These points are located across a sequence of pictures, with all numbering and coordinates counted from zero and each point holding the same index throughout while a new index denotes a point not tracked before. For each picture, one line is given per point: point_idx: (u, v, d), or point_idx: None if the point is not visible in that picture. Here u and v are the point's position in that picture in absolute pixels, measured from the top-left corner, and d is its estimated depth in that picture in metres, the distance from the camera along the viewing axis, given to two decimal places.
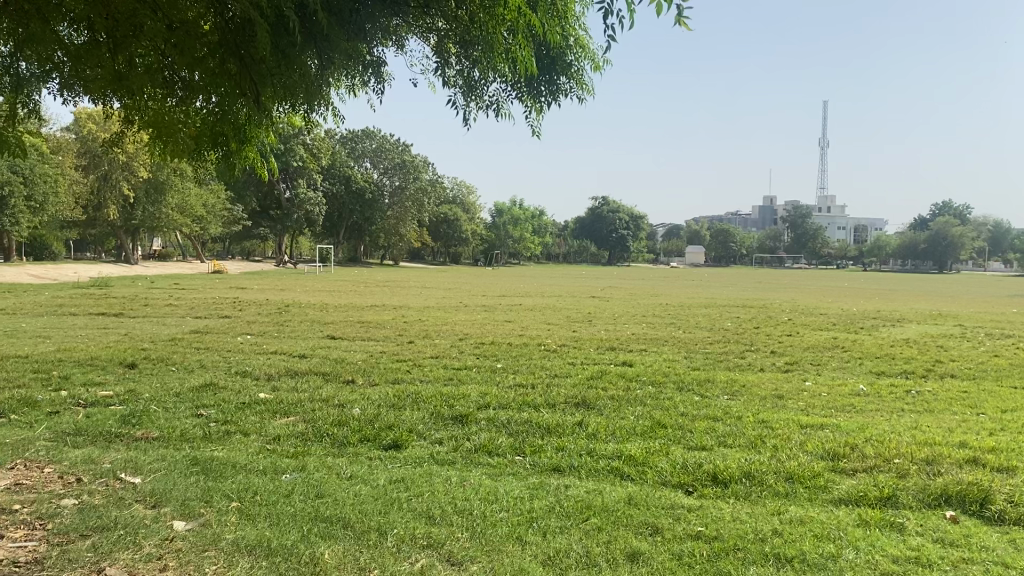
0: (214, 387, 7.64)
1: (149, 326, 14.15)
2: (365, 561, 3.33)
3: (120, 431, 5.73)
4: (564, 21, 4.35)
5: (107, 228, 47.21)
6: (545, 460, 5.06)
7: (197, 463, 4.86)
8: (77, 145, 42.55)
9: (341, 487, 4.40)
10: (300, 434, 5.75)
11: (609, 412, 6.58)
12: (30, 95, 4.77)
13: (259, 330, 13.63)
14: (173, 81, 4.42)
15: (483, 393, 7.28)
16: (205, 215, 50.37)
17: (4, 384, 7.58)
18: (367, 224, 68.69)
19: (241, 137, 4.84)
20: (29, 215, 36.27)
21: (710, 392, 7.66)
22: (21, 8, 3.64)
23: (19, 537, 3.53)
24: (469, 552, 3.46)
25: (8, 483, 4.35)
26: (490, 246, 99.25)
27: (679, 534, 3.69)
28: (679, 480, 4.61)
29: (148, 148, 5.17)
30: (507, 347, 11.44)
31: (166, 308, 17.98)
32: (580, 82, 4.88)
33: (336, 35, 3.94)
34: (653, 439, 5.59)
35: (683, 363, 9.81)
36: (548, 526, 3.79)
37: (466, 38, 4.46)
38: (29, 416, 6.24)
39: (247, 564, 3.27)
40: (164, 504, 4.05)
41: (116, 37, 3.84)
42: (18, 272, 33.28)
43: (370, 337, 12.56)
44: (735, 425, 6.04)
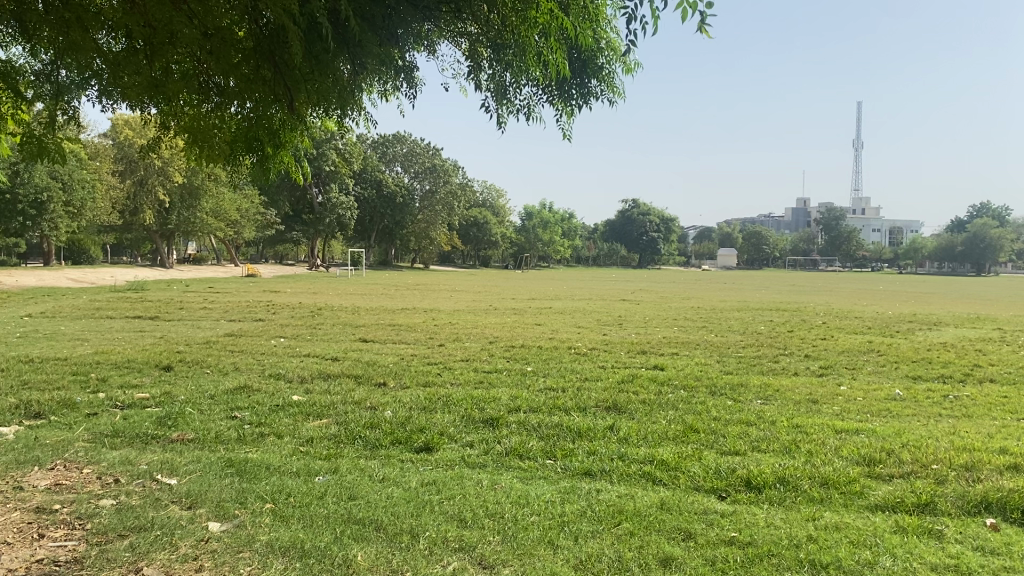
0: (248, 389, 7.73)
1: (183, 329, 14.34)
2: (398, 563, 3.35)
3: (157, 432, 5.84)
4: (595, 23, 4.31)
5: (143, 231, 47.84)
6: (576, 465, 5.05)
7: (233, 464, 4.93)
8: (114, 151, 43.18)
9: (374, 489, 4.43)
10: (333, 436, 5.81)
11: (640, 416, 6.56)
12: (69, 103, 4.84)
13: (292, 333, 13.77)
14: (209, 87, 4.47)
15: (514, 397, 7.28)
16: (239, 219, 50.97)
17: (44, 386, 7.74)
18: (398, 227, 69.11)
19: (276, 142, 4.88)
20: (68, 221, 36.94)
21: (743, 396, 7.59)
22: (64, 17, 3.70)
23: (60, 537, 3.59)
24: (501, 555, 3.47)
25: (49, 484, 4.44)
26: (520, 250, 99.22)
27: (712, 540, 3.67)
28: (713, 485, 4.58)
29: (184, 154, 5.22)
30: (538, 350, 11.42)
31: (201, 312, 18.22)
32: (611, 85, 4.85)
33: (369, 41, 3.96)
34: (686, 443, 5.57)
35: (716, 367, 9.77)
36: (579, 531, 3.78)
37: (498, 43, 4.44)
38: (69, 418, 6.37)
39: (281, 565, 3.30)
40: (199, 505, 4.10)
41: (154, 44, 3.90)
42: (56, 276, 33.84)
43: (401, 340, 12.61)
44: (769, 430, 5.99)
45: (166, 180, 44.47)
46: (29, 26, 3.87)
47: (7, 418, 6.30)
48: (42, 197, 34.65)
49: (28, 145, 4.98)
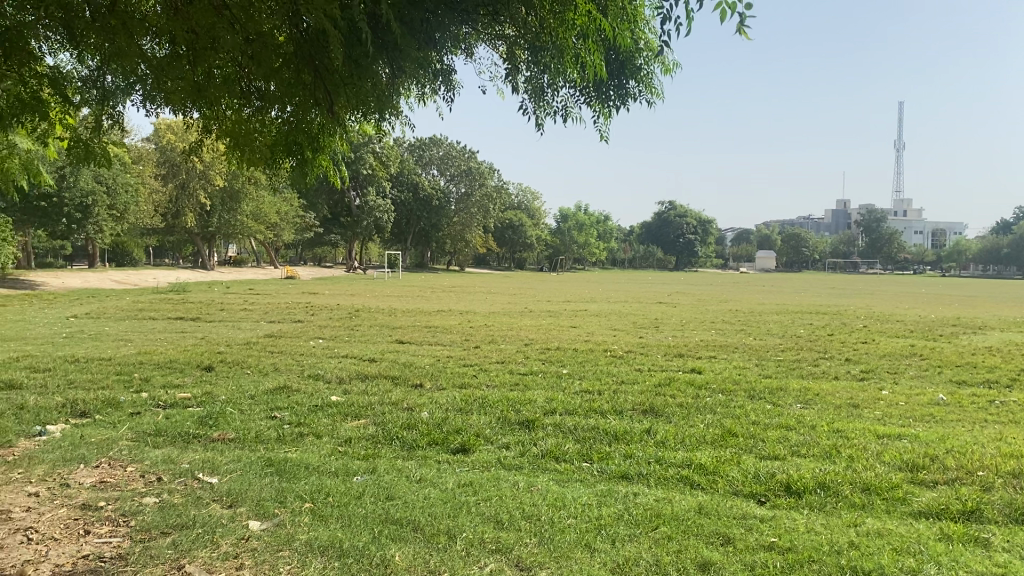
0: (287, 389, 7.82)
1: (225, 330, 14.59)
2: (435, 564, 3.36)
3: (198, 432, 5.92)
4: (633, 23, 4.28)
5: (185, 234, 48.61)
6: (612, 468, 5.03)
7: (273, 464, 4.98)
8: (157, 155, 43.93)
9: (411, 489, 4.44)
10: (370, 436, 5.86)
11: (678, 419, 6.51)
12: (115, 109, 4.92)
13: (331, 334, 13.89)
14: (251, 91, 4.53)
15: (550, 398, 7.29)
16: (278, 222, 51.60)
17: (89, 385, 7.91)
18: (434, 229, 69.48)
19: (315, 145, 4.92)
20: (113, 223, 37.55)
21: (783, 401, 7.49)
22: (111, 24, 3.76)
23: (105, 533, 3.66)
24: (537, 557, 3.46)
25: (94, 481, 4.53)
26: (555, 252, 99.13)
27: (752, 545, 3.63)
28: (752, 489, 4.53)
29: (226, 158, 5.27)
30: (573, 352, 11.41)
31: (241, 313, 18.48)
32: (649, 86, 4.80)
33: (407, 45, 3.98)
34: (724, 448, 5.51)
35: (755, 371, 9.67)
36: (616, 534, 3.77)
37: (536, 46, 4.41)
38: (113, 417, 6.49)
39: (320, 565, 3.33)
40: (240, 504, 4.15)
41: (196, 49, 3.97)
42: (102, 278, 34.49)
43: (437, 342, 12.66)
44: (809, 434, 5.92)
45: (207, 184, 45.20)
46: (78, 33, 3.94)
47: (54, 417, 6.45)
48: (88, 201, 34.76)
49: (76, 149, 5.08)
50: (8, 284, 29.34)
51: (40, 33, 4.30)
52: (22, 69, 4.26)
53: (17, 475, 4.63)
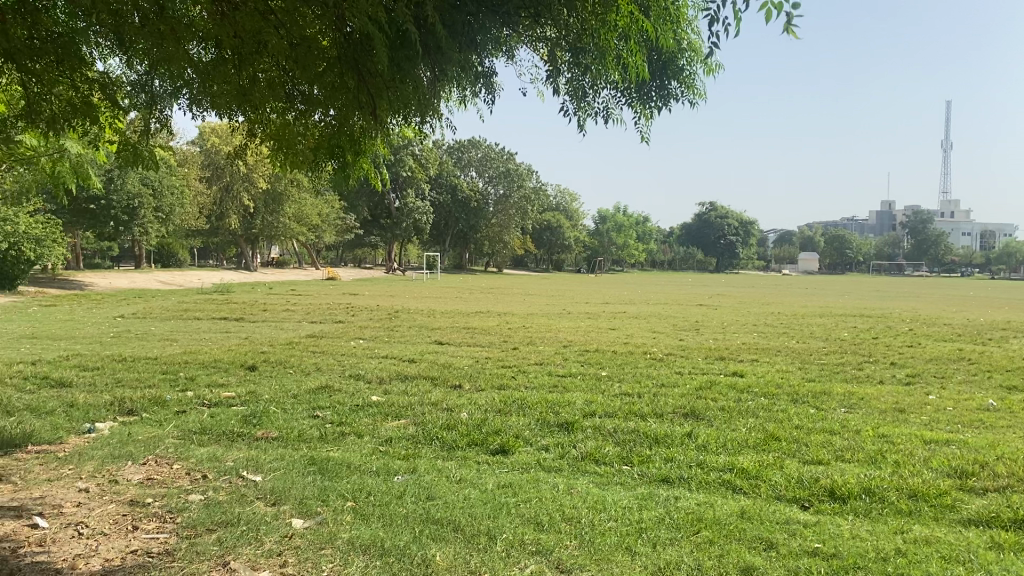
0: (329, 389, 7.91)
1: (267, 330, 14.81)
2: (476, 564, 3.36)
3: (241, 431, 5.99)
4: (677, 22, 4.23)
5: (228, 235, 49.39)
6: (653, 471, 4.99)
7: (315, 463, 5.03)
8: (201, 158, 44.77)
9: (452, 490, 4.46)
10: (410, 436, 5.90)
11: (719, 423, 6.45)
12: (160, 115, 5.00)
13: (371, 335, 14.00)
14: (294, 95, 4.59)
15: (590, 400, 7.26)
16: (319, 224, 52.16)
17: (137, 384, 8.06)
18: (472, 232, 69.78)
19: (356, 148, 4.97)
20: (158, 225, 38.24)
21: (826, 405, 7.38)
22: (160, 30, 3.82)
23: (153, 528, 3.74)
24: (578, 559, 3.45)
25: (141, 478, 4.63)
26: (593, 254, 98.98)
27: (795, 550, 3.58)
28: (795, 495, 4.47)
29: (268, 162, 5.33)
30: (612, 354, 11.39)
31: (285, 313, 18.79)
32: (692, 87, 4.74)
33: (449, 47, 3.99)
34: (767, 452, 5.44)
35: (798, 374, 9.55)
36: (657, 537, 3.74)
37: (578, 47, 4.38)
38: (159, 415, 6.63)
39: (362, 564, 3.35)
40: (283, 502, 4.20)
41: (242, 53, 4.03)
42: (149, 279, 35.23)
43: (476, 343, 12.70)
44: (853, 438, 5.83)
45: (250, 186, 45.87)
46: (127, 38, 4.01)
47: (103, 414, 6.60)
48: (134, 203, 35.41)
49: (125, 152, 5.19)
50: (57, 284, 30.04)
51: (91, 39, 4.39)
52: (74, 74, 4.35)
53: (68, 471, 4.75)
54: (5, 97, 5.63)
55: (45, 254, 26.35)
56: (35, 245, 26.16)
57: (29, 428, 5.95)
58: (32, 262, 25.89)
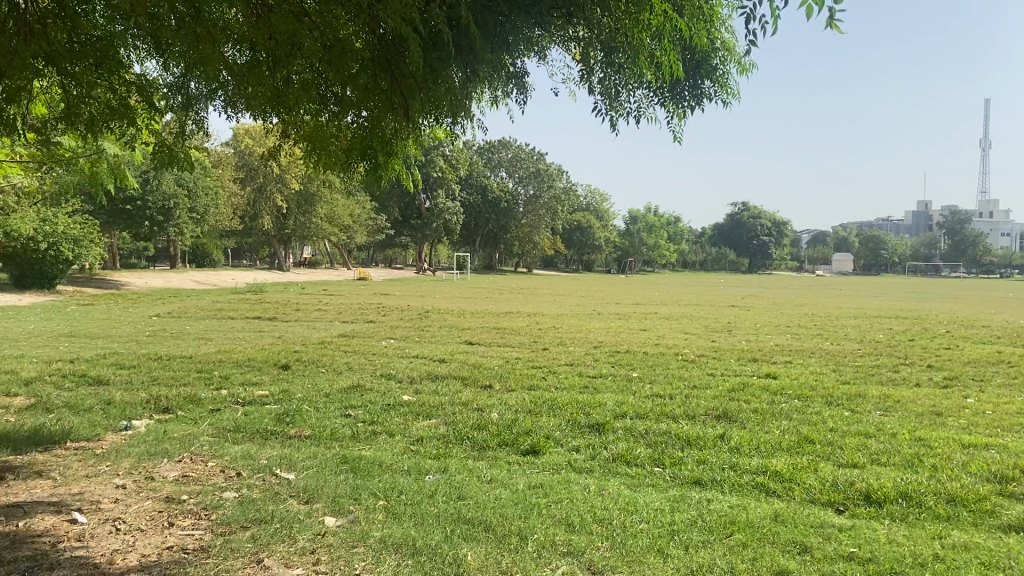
0: (361, 388, 7.95)
1: (300, 329, 14.95)
2: (507, 565, 3.36)
3: (275, 429, 6.06)
4: (710, 22, 4.20)
5: (261, 236, 49.88)
6: (685, 473, 4.96)
7: (347, 462, 5.07)
8: (235, 159, 45.29)
9: (482, 490, 4.47)
10: (441, 436, 5.91)
11: (752, 425, 6.39)
12: (195, 117, 5.03)
13: (401, 335, 14.06)
14: (327, 97, 4.62)
15: (620, 402, 7.24)
16: (351, 225, 52.50)
17: (173, 382, 8.17)
18: (502, 232, 69.87)
19: (389, 150, 4.99)
20: (193, 226, 38.72)
21: (861, 408, 7.28)
22: (195, 32, 3.85)
23: (188, 525, 3.78)
24: (609, 561, 3.44)
25: (177, 475, 4.69)
26: (623, 254, 98.55)
27: (830, 554, 3.54)
28: (830, 498, 4.42)
29: (302, 163, 5.37)
30: (643, 355, 11.34)
31: (317, 313, 18.94)
32: (726, 87, 4.68)
33: (481, 48, 3.99)
34: (801, 455, 5.38)
35: (831, 376, 9.43)
36: (689, 540, 3.72)
37: (610, 46, 4.36)
38: (194, 413, 6.71)
39: (394, 563, 3.37)
40: (316, 500, 4.23)
41: (276, 55, 4.06)
42: (184, 278, 35.69)
43: (505, 343, 12.71)
44: (889, 442, 5.75)
45: (284, 187, 46.30)
46: (163, 41, 4.05)
47: (139, 412, 6.70)
48: (169, 204, 35.88)
49: (160, 154, 5.24)
50: (95, 284, 30.52)
51: (129, 42, 4.45)
52: (111, 77, 4.41)
53: (105, 468, 4.83)
54: (45, 100, 5.71)
55: (83, 254, 26.77)
56: (73, 245, 26.58)
57: (68, 425, 6.07)
58: (70, 262, 26.30)
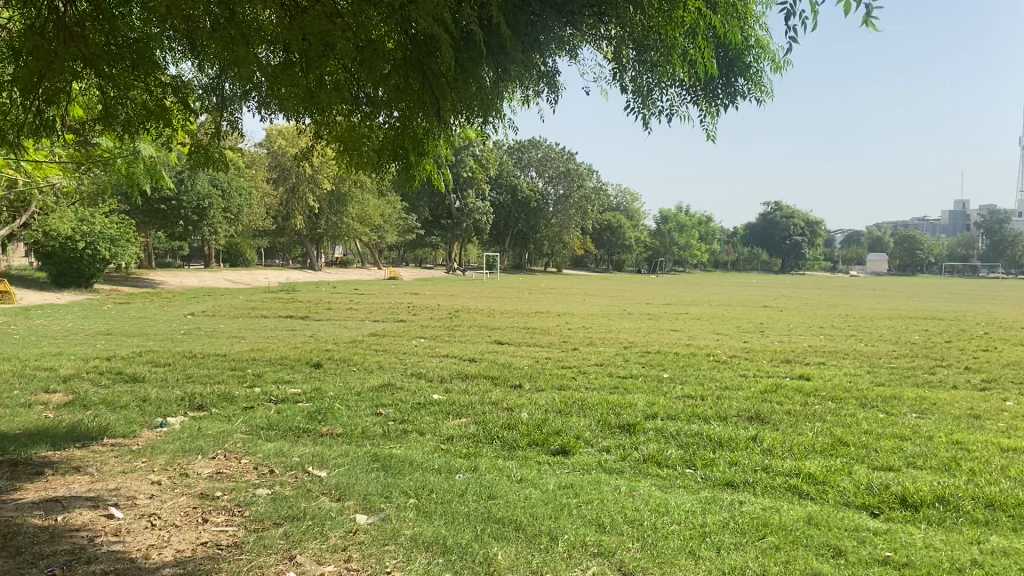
0: (392, 387, 7.98)
1: (332, 328, 15.07)
2: (537, 565, 3.36)
3: (307, 427, 6.11)
4: (745, 18, 4.16)
5: (294, 236, 50.34)
6: (716, 475, 4.92)
7: (378, 460, 5.09)
8: (269, 159, 45.76)
9: (512, 489, 4.48)
10: (472, 435, 5.92)
11: (785, 427, 6.33)
12: (230, 118, 5.05)
13: (432, 334, 14.10)
14: (359, 97, 4.65)
15: (651, 402, 7.20)
16: (382, 224, 52.81)
17: (206, 380, 8.27)
18: (532, 232, 69.87)
19: (419, 150, 4.99)
20: (227, 225, 39.20)
21: (897, 410, 7.17)
22: (230, 34, 3.89)
23: (222, 522, 3.82)
24: (641, 562, 3.42)
25: (211, 472, 4.75)
26: (654, 254, 98.08)
27: (865, 558, 3.49)
28: (864, 501, 4.36)
29: (334, 163, 5.38)
30: (674, 355, 11.27)
31: (349, 312, 19.08)
32: (760, 84, 4.62)
33: (513, 47, 3.99)
34: (835, 457, 5.32)
35: (866, 378, 9.31)
36: (721, 542, 3.69)
37: (642, 45, 4.32)
38: (229, 410, 6.78)
39: (424, 560, 3.38)
40: (348, 498, 4.26)
41: (310, 56, 4.10)
42: (217, 278, 36.14)
43: (535, 343, 12.70)
44: (925, 445, 5.65)
45: (316, 187, 46.67)
46: (199, 43, 4.10)
47: (174, 409, 6.79)
48: (203, 204, 36.32)
49: (195, 155, 5.27)
50: (132, 283, 30.99)
51: (165, 44, 4.49)
52: (147, 79, 4.46)
53: (141, 464, 4.90)
54: (82, 102, 5.78)
55: (119, 253, 27.17)
56: (110, 245, 27.00)
57: (105, 421, 6.16)
58: (107, 261, 26.76)
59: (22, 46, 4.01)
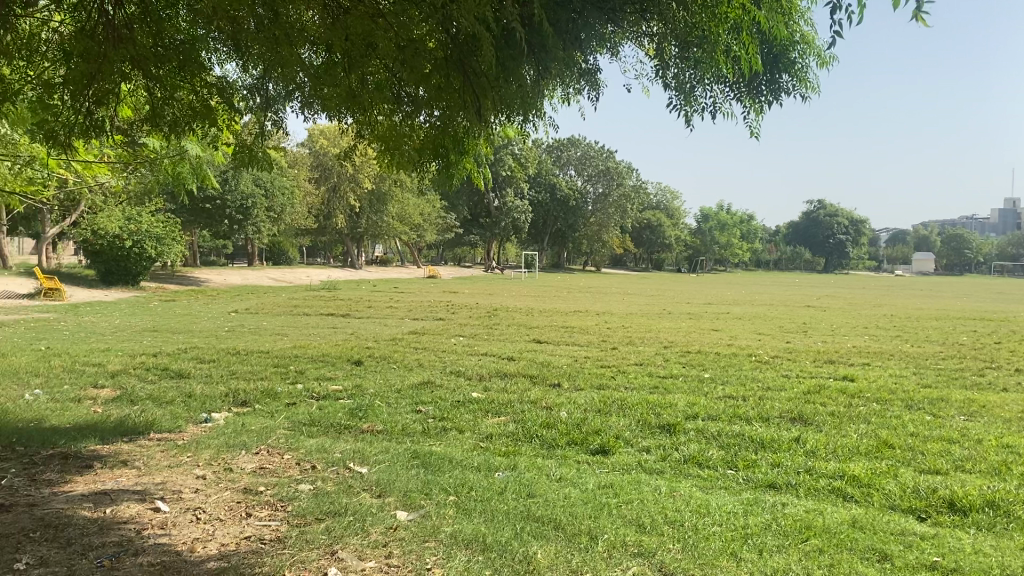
0: (431, 385, 8.01)
1: (373, 326, 15.17)
2: (578, 564, 3.35)
3: (349, 423, 6.18)
4: (790, 12, 4.10)
5: (335, 234, 50.82)
6: (758, 476, 4.87)
7: (418, 457, 5.12)
8: (311, 159, 46.26)
9: (551, 488, 4.48)
10: (512, 434, 5.92)
11: (829, 428, 6.24)
12: (273, 118, 5.11)
13: (471, 332, 14.13)
14: (401, 96, 4.68)
15: (692, 403, 7.14)
16: (421, 223, 53.07)
17: (250, 377, 8.38)
18: (572, 231, 69.72)
19: (460, 148, 5.00)
20: (270, 225, 39.69)
21: (945, 412, 7.03)
22: (274, 35, 3.95)
23: (265, 516, 3.88)
24: (681, 563, 3.39)
25: (254, 467, 4.82)
26: (694, 253, 97.17)
27: (911, 563, 3.42)
28: (911, 505, 4.28)
29: (375, 164, 5.42)
30: (715, 355, 11.17)
31: (389, 310, 19.21)
32: (806, 81, 4.54)
33: (555, 44, 3.99)
34: (880, 459, 5.24)
35: (914, 379, 9.12)
36: (764, 544, 3.65)
37: (684, 41, 4.27)
38: (271, 406, 6.88)
39: (464, 558, 3.39)
40: (388, 494, 4.29)
41: (352, 57, 4.14)
42: (260, 276, 36.59)
43: (574, 342, 12.68)
44: (974, 449, 5.53)
45: (357, 186, 47.04)
46: (244, 43, 4.16)
47: (218, 404, 6.91)
48: (247, 203, 36.84)
49: (240, 154, 5.33)
50: (177, 280, 31.54)
51: (211, 45, 4.55)
52: (193, 79, 4.52)
53: (187, 458, 4.99)
54: (131, 103, 5.88)
55: (166, 252, 27.63)
56: (157, 243, 27.47)
57: (152, 416, 6.28)
58: (153, 259, 27.24)
59: (74, 48, 4.11)
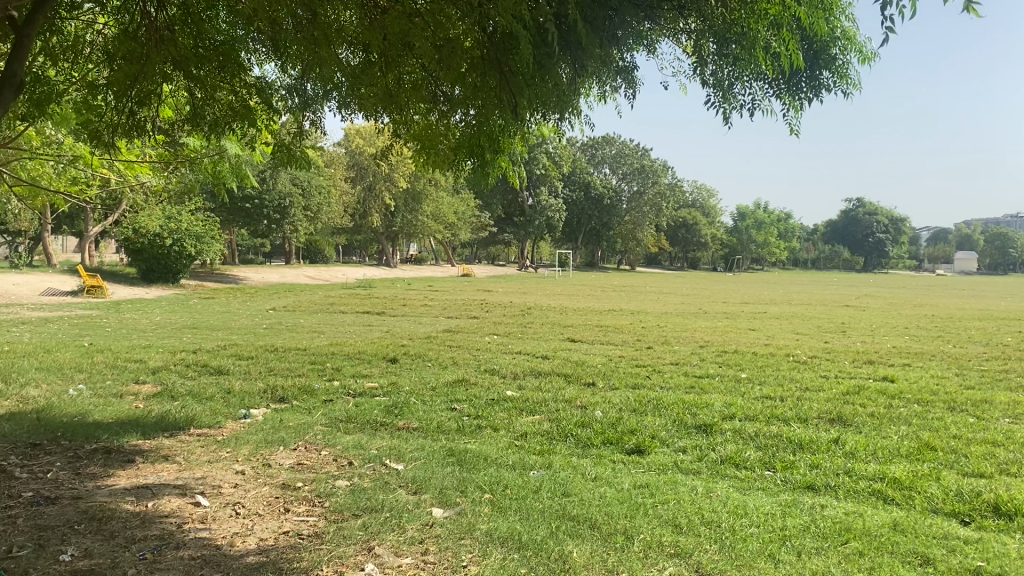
0: (466, 383, 8.04)
1: (408, 324, 15.26)
2: (613, 563, 3.34)
3: (384, 420, 6.21)
4: (830, 9, 4.05)
5: (371, 233, 51.18)
6: (797, 478, 4.82)
7: (454, 455, 5.14)
8: (347, 158, 46.59)
9: (587, 487, 4.46)
10: (546, 433, 5.91)
11: (868, 430, 6.15)
12: (310, 118, 5.15)
13: (506, 331, 14.13)
14: (437, 95, 4.68)
15: (728, 403, 7.08)
16: (456, 223, 53.20)
17: (286, 373, 8.48)
18: (606, 229, 69.44)
19: (496, 148, 4.97)
20: (307, 223, 40.06)
21: (988, 414, 6.90)
22: (313, 35, 3.99)
23: (303, 512, 3.92)
24: (718, 564, 3.37)
25: (292, 463, 4.87)
26: (730, 252, 96.24)
27: (954, 568, 3.36)
28: (954, 509, 4.20)
29: (412, 163, 5.43)
30: (751, 355, 11.06)
31: (424, 308, 19.30)
32: (847, 77, 4.46)
33: (591, 43, 3.97)
34: (922, 462, 5.15)
35: (956, 381, 8.92)
36: (803, 546, 3.61)
37: (722, 38, 4.23)
38: (307, 403, 6.95)
39: (500, 555, 3.40)
40: (425, 491, 4.32)
41: (389, 55, 4.18)
42: (296, 274, 36.95)
43: (609, 341, 12.63)
44: (1019, 451, 5.41)
45: (392, 185, 47.28)
46: (282, 43, 4.21)
47: (257, 401, 7.00)
48: (284, 202, 37.23)
49: (279, 153, 5.37)
50: (216, 278, 31.97)
51: (249, 46, 4.61)
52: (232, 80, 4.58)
53: (226, 454, 5.07)
54: (172, 102, 5.96)
55: (205, 250, 28.01)
56: (196, 242, 27.86)
57: (192, 412, 6.38)
58: (192, 257, 27.63)
59: (117, 50, 4.19)
